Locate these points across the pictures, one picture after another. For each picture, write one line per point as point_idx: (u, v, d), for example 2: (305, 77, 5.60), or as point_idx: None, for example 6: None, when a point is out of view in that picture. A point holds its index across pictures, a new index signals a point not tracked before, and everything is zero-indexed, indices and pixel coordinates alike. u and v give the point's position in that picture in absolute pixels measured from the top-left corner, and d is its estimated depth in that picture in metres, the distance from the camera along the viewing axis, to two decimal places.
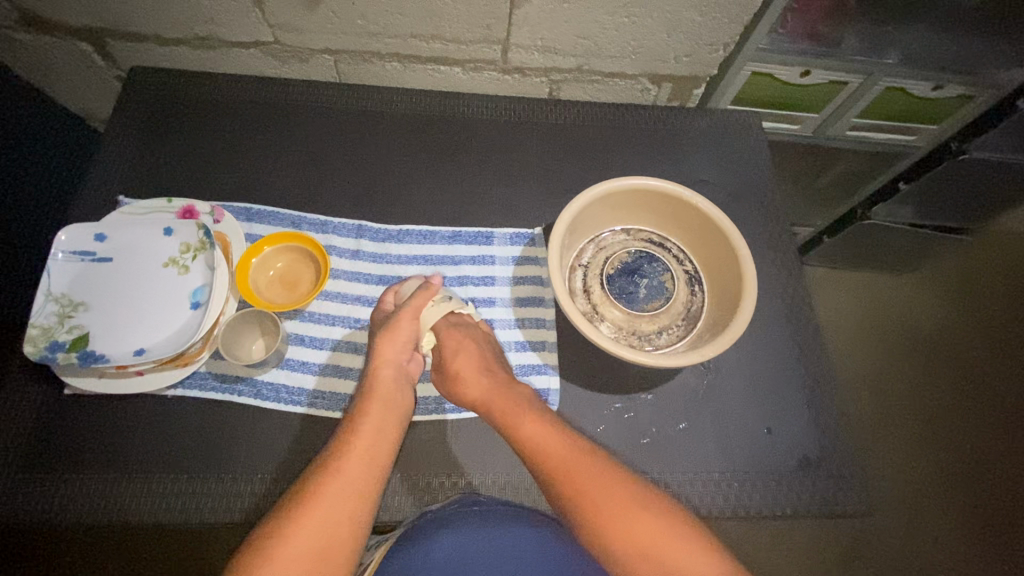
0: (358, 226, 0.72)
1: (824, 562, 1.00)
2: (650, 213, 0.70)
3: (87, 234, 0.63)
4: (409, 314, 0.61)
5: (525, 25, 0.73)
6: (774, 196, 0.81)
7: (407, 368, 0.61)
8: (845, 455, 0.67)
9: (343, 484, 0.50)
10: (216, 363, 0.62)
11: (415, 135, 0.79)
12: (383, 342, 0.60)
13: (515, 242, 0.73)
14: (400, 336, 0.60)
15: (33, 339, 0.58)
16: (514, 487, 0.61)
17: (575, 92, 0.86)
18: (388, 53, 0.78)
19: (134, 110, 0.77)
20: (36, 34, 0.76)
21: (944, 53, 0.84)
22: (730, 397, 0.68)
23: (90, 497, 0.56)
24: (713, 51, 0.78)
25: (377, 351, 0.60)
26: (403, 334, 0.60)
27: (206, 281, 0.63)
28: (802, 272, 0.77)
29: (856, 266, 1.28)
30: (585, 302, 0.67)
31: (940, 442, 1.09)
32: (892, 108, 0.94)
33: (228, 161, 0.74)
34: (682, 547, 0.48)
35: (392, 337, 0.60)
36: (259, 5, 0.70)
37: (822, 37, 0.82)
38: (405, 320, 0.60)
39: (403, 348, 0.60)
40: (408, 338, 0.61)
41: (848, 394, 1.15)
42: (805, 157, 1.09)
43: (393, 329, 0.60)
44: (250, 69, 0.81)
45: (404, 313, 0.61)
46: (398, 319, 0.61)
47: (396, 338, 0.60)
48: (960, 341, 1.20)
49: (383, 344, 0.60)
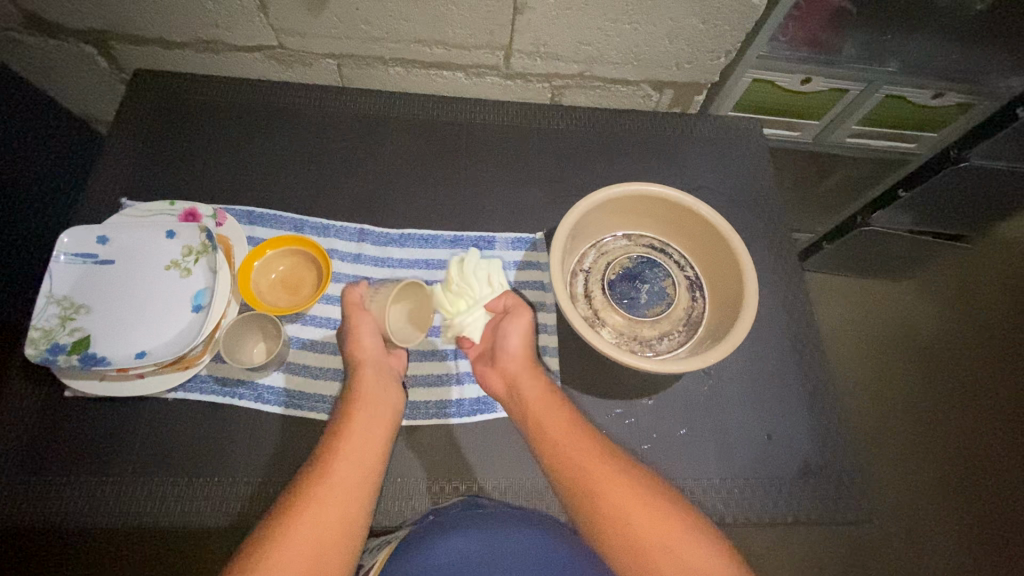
0: (359, 229, 0.72)
1: (825, 568, 1.00)
2: (652, 219, 0.70)
3: (89, 236, 0.63)
4: (355, 308, 0.62)
5: (528, 31, 0.73)
6: (774, 203, 0.82)
7: (388, 361, 0.62)
8: (845, 461, 0.67)
9: (335, 486, 0.50)
10: (217, 366, 0.62)
11: (417, 140, 0.79)
12: (354, 342, 0.60)
13: (517, 247, 0.73)
14: (366, 335, 0.61)
15: (34, 341, 0.57)
16: (513, 491, 0.61)
17: (577, 97, 0.86)
18: (391, 58, 0.78)
19: (137, 113, 0.77)
20: (41, 36, 0.77)
21: (943, 62, 0.85)
22: (731, 403, 0.68)
23: (88, 498, 0.56)
24: (716, 58, 0.78)
25: (351, 352, 0.60)
26: (365, 329, 0.61)
27: (208, 283, 0.63)
28: (804, 279, 0.77)
29: (854, 272, 1.28)
30: (586, 307, 0.67)
31: (938, 447, 1.10)
32: (892, 115, 0.94)
33: (230, 164, 0.75)
34: (681, 551, 0.47)
35: (358, 334, 0.61)
36: (264, 10, 0.70)
37: (824, 45, 0.82)
38: (358, 312, 0.62)
39: (374, 342, 0.61)
40: (372, 330, 0.62)
41: (848, 400, 1.16)
42: (806, 164, 1.09)
43: (354, 328, 0.61)
44: (253, 73, 0.81)
45: (351, 306, 0.62)
46: (352, 317, 0.62)
47: (362, 333, 0.61)
48: (960, 349, 1.20)
49: (354, 346, 0.61)
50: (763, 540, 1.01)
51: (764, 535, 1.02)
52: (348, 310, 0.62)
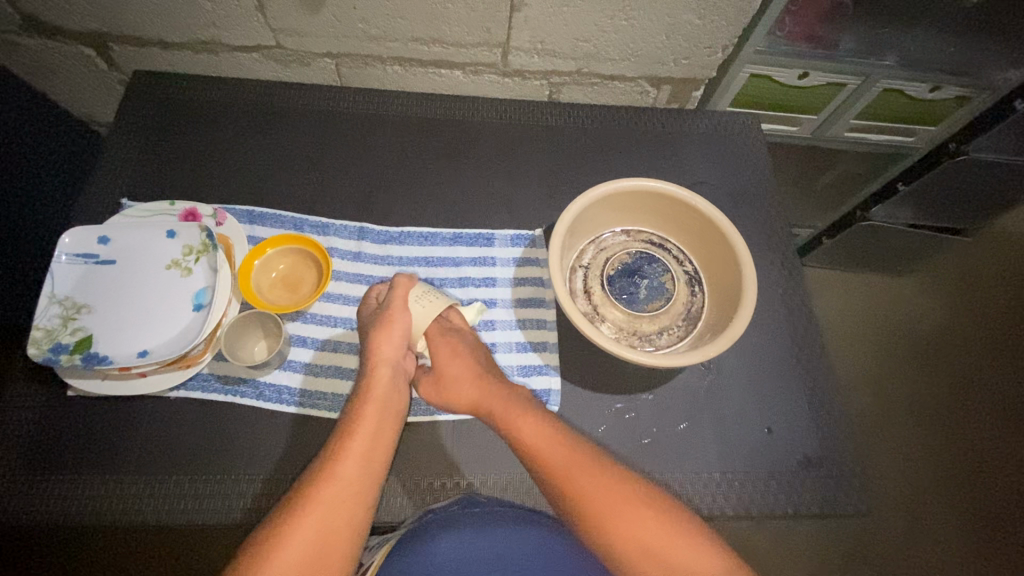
0: (359, 228, 0.72)
1: (826, 562, 1.00)
2: (650, 214, 0.70)
3: (89, 236, 0.64)
4: (398, 305, 0.60)
5: (525, 29, 0.73)
6: (772, 197, 0.82)
7: (404, 362, 0.60)
8: (845, 455, 0.67)
9: (340, 489, 0.50)
10: (218, 365, 0.62)
11: (415, 138, 0.79)
12: (380, 337, 0.58)
13: (516, 244, 0.74)
14: (396, 334, 0.59)
15: (36, 341, 0.58)
16: (514, 488, 0.62)
17: (575, 94, 0.86)
18: (389, 57, 0.79)
19: (137, 114, 0.77)
20: (40, 38, 0.77)
21: (940, 55, 0.85)
22: (731, 398, 0.68)
23: (92, 497, 0.57)
24: (713, 53, 0.79)
25: (373, 347, 0.58)
26: (398, 328, 0.59)
27: (209, 282, 0.64)
28: (802, 273, 0.77)
29: (854, 267, 1.28)
30: (585, 303, 0.67)
31: (937, 439, 1.10)
32: (889, 109, 0.95)
33: (229, 164, 0.75)
34: (678, 549, 0.47)
35: (388, 331, 0.59)
36: (261, 9, 0.70)
37: (821, 39, 0.82)
38: (399, 311, 0.60)
39: (399, 344, 0.59)
40: (403, 332, 0.60)
41: (849, 395, 1.16)
42: (804, 159, 1.10)
43: (388, 323, 0.59)
44: (252, 73, 0.81)
45: (393, 301, 0.60)
46: (392, 312, 0.60)
47: (393, 331, 0.59)
48: (959, 343, 1.20)
49: (377, 340, 0.58)
50: (765, 535, 1.02)
51: (766, 530, 1.02)
52: (391, 305, 0.60)
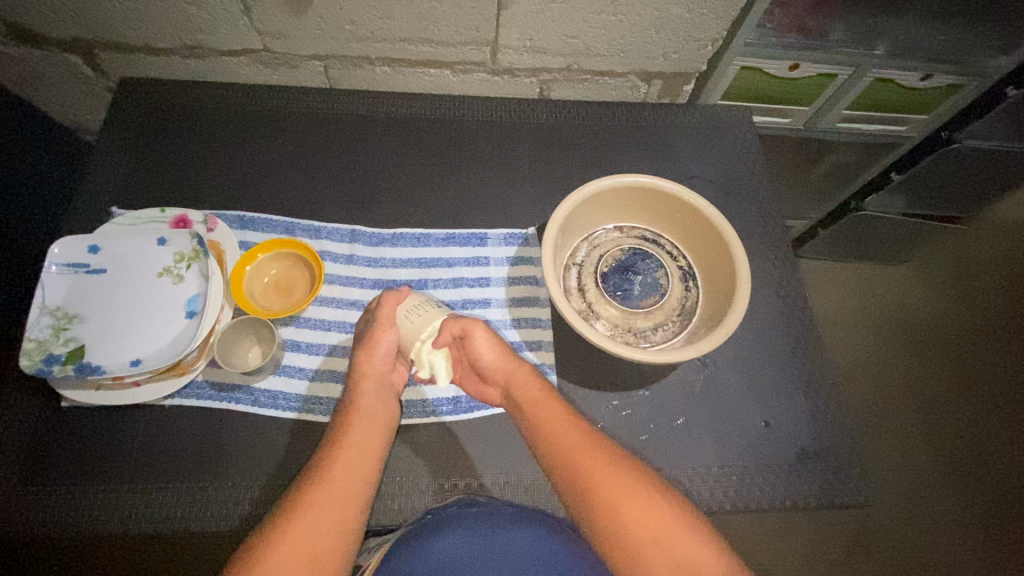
0: (351, 230, 0.72)
1: (828, 554, 1.00)
2: (642, 209, 0.70)
3: (79, 245, 0.63)
4: (386, 322, 0.60)
5: (513, 26, 0.73)
6: (765, 190, 0.82)
7: (390, 377, 0.60)
8: (843, 446, 0.67)
9: (331, 492, 0.50)
10: (212, 372, 0.62)
11: (406, 139, 0.79)
12: (363, 355, 0.59)
13: (509, 243, 0.73)
14: (383, 348, 0.59)
15: (28, 352, 0.57)
16: (512, 487, 0.61)
17: (566, 91, 0.86)
18: (378, 57, 0.78)
19: (125, 122, 0.76)
20: (25, 47, 0.76)
21: (930, 43, 0.85)
22: (728, 392, 0.68)
23: (89, 507, 0.56)
24: (702, 47, 0.78)
25: (358, 363, 0.59)
26: (384, 343, 0.59)
27: (201, 289, 0.64)
28: (797, 265, 0.77)
29: (850, 257, 1.28)
30: (579, 301, 0.67)
31: (934, 427, 1.10)
32: (881, 98, 0.94)
33: (219, 170, 0.74)
34: (678, 539, 0.47)
35: (374, 346, 0.59)
36: (247, 12, 0.70)
37: (810, 30, 0.82)
38: (383, 328, 0.60)
39: (385, 360, 0.60)
40: (389, 348, 0.60)
41: (847, 385, 1.16)
42: (797, 151, 1.09)
43: (374, 339, 0.59)
44: (241, 77, 0.81)
45: (381, 319, 0.60)
46: (376, 330, 0.60)
47: (377, 347, 0.59)
48: (956, 331, 1.20)
49: (364, 356, 0.59)
50: (766, 528, 1.02)
51: (767, 523, 1.02)
52: (376, 322, 0.60)
